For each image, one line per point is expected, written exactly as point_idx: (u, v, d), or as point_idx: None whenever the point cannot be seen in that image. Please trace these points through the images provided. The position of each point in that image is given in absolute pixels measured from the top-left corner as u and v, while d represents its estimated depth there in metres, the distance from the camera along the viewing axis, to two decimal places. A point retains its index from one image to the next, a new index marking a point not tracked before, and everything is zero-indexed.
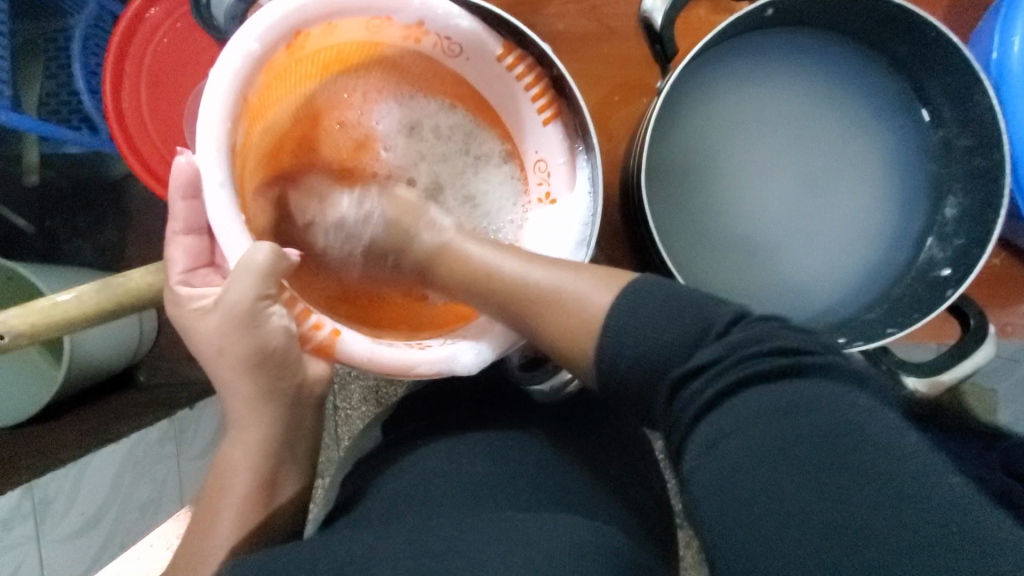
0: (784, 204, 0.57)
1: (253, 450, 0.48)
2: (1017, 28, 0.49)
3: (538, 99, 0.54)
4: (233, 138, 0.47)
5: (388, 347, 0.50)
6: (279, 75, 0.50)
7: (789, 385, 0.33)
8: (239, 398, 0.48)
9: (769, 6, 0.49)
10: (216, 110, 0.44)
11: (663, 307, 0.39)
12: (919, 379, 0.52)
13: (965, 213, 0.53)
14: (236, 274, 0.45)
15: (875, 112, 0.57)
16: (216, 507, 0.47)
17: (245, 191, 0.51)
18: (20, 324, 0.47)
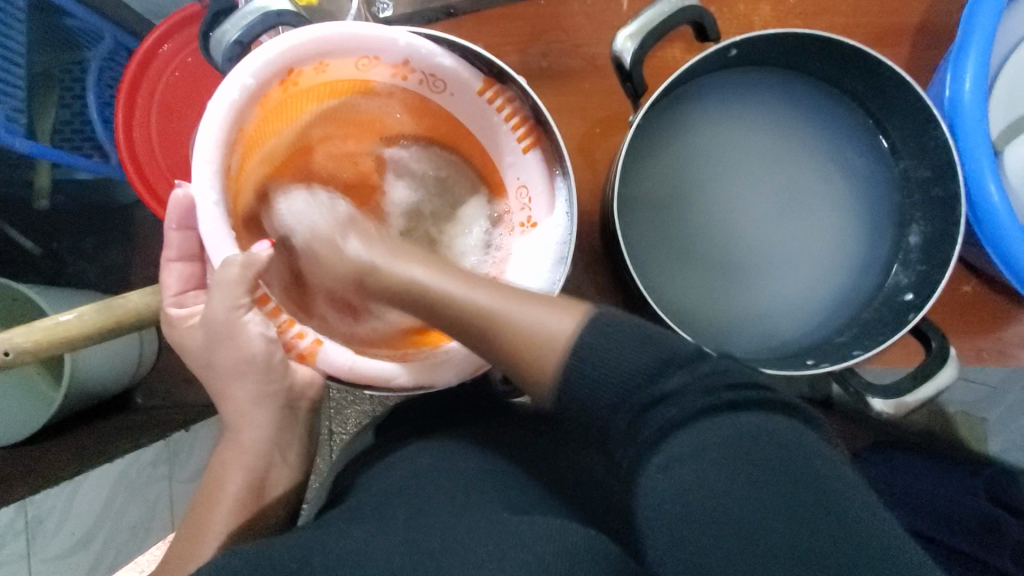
0: (761, 234, 0.55)
1: (246, 451, 0.46)
2: (966, 69, 0.46)
3: (518, 130, 0.49)
4: (233, 169, 0.44)
5: (370, 358, 0.47)
6: (274, 110, 0.46)
7: (730, 417, 0.33)
8: (233, 399, 0.47)
9: (734, 46, 0.48)
10: (210, 140, 0.41)
11: (633, 337, 0.37)
12: (885, 401, 0.47)
13: (927, 242, 0.51)
14: (213, 288, 0.43)
15: (850, 139, 0.55)
16: (208, 507, 0.45)
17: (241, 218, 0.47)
18: (25, 341, 0.43)
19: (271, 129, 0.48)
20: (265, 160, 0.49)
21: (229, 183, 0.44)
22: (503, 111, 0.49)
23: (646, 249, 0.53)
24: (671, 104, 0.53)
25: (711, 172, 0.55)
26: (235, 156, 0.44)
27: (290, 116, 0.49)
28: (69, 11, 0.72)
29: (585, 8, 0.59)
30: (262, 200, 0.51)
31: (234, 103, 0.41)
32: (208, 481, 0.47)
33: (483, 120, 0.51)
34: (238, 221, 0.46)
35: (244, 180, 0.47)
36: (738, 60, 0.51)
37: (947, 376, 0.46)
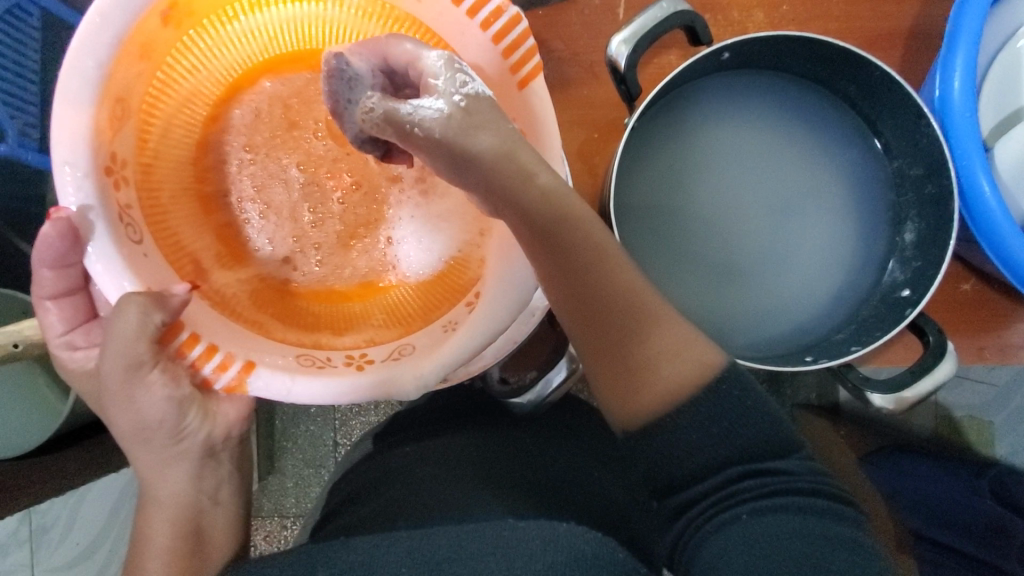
0: (754, 234, 0.56)
1: (166, 504, 0.47)
2: (956, 67, 0.47)
3: (503, 48, 0.42)
4: (128, 147, 0.42)
5: (311, 383, 0.41)
6: (167, 56, 0.44)
7: (812, 502, 0.39)
8: (145, 460, 0.46)
9: (724, 50, 0.49)
10: (80, 120, 0.38)
11: (735, 413, 0.40)
12: (883, 396, 0.48)
13: (921, 239, 0.51)
14: (112, 337, 0.40)
15: (841, 139, 0.56)
16: (140, 560, 0.46)
17: (158, 202, 0.45)
18: (34, 333, 0.50)
19: (178, 74, 0.45)
20: (193, 119, 0.48)
21: (130, 167, 0.43)
22: (491, 29, 0.42)
23: (644, 252, 0.54)
24: (665, 108, 0.54)
25: (706, 173, 0.55)
26: (123, 130, 0.42)
27: (201, 47, 0.46)
28: (85, 30, 0.75)
29: (582, 18, 0.61)
30: (206, 163, 0.49)
31: (104, 63, 0.39)
32: (136, 539, 0.47)
33: (463, 39, 0.43)
34: (156, 208, 0.45)
35: (161, 155, 0.46)
36: (731, 62, 0.52)
37: (944, 371, 0.47)
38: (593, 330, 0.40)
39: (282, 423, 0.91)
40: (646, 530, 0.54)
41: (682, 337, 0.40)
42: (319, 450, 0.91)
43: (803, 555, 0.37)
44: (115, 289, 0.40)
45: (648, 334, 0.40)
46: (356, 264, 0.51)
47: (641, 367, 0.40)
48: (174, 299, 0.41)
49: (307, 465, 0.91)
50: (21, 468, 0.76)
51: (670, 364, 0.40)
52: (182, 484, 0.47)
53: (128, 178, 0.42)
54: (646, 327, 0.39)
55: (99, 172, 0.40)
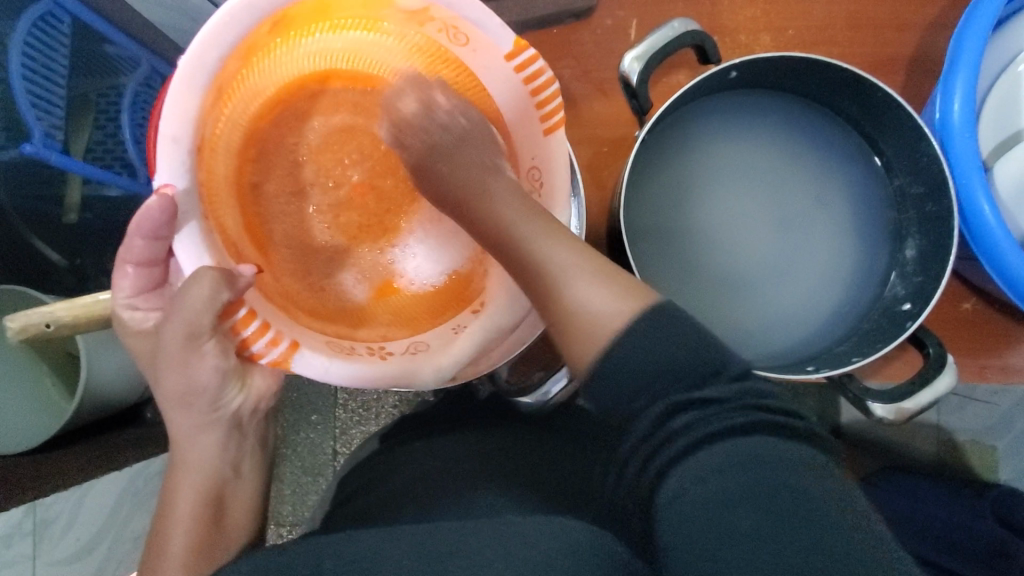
0: (760, 247, 0.57)
1: (190, 470, 0.49)
2: (955, 91, 0.49)
3: (547, 108, 0.46)
4: (207, 133, 0.45)
5: (346, 363, 0.46)
6: (262, 51, 0.45)
7: (768, 437, 0.35)
8: (181, 424, 0.49)
9: (732, 69, 0.52)
10: (178, 109, 0.41)
11: (667, 349, 0.38)
12: (884, 406, 0.49)
13: (922, 255, 0.53)
14: (179, 303, 0.43)
15: (845, 157, 0.57)
16: (162, 535, 0.48)
17: (215, 189, 0.47)
18: (66, 315, 0.52)
19: (260, 67, 0.47)
20: (249, 107, 0.48)
21: (203, 153, 0.45)
22: (534, 84, 0.46)
23: (651, 261, 0.55)
24: (674, 123, 0.56)
25: (713, 186, 0.57)
26: (210, 117, 0.44)
27: (284, 50, 0.47)
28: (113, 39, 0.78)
29: (595, 37, 0.63)
30: (253, 147, 0.49)
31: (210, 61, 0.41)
32: (160, 517, 0.49)
33: (497, 77, 0.48)
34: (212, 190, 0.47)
35: (225, 133, 0.47)
36: (738, 81, 0.55)
37: (944, 383, 0.48)
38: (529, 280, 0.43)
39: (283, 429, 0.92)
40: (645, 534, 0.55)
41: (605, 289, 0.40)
42: (318, 458, 0.92)
43: (762, 485, 0.32)
44: (194, 260, 0.45)
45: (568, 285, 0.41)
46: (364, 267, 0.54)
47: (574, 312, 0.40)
48: (242, 277, 0.45)
49: (305, 472, 0.92)
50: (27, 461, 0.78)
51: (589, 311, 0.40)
52: (208, 454, 0.50)
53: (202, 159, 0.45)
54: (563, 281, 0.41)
55: (189, 154, 0.43)
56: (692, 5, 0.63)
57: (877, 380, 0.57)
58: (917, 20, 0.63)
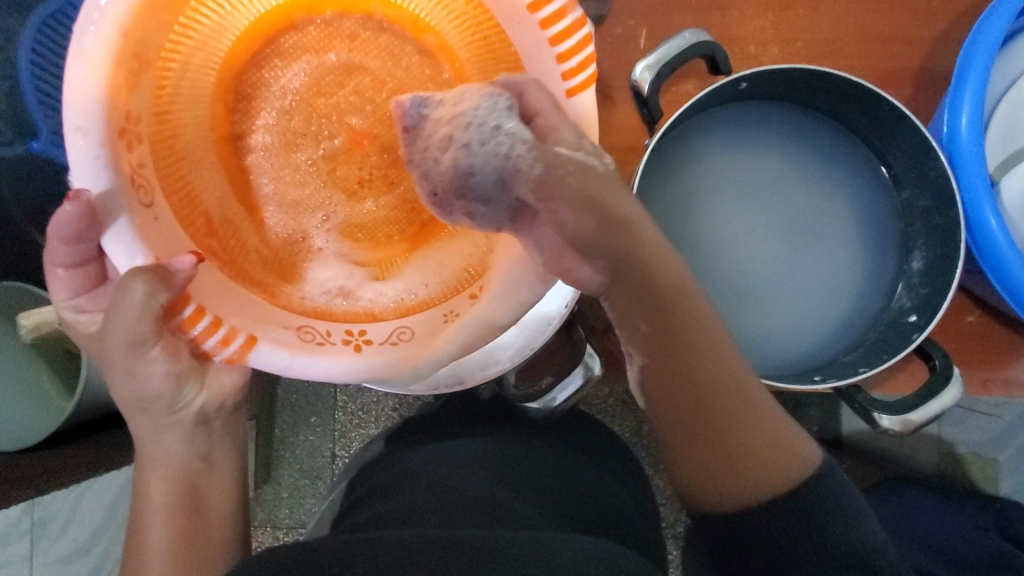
0: (767, 257, 0.57)
1: (161, 463, 0.49)
2: (964, 105, 0.49)
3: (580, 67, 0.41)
4: (147, 103, 0.42)
5: (312, 362, 0.40)
6: (189, 2, 0.42)
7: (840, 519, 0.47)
8: (143, 428, 0.48)
9: (743, 80, 0.52)
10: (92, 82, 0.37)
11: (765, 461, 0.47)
12: (890, 418, 0.49)
13: (929, 267, 0.53)
14: (114, 310, 0.41)
15: (852, 169, 0.58)
16: (145, 530, 0.48)
17: (178, 166, 0.44)
18: None
19: (198, 20, 0.44)
20: (210, 62, 0.46)
21: (145, 128, 0.41)
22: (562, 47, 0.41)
23: None
24: (684, 131, 0.56)
25: (721, 196, 0.58)
26: (143, 84, 0.41)
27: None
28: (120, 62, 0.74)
29: (606, 45, 0.64)
30: (231, 106, 0.48)
31: (117, 18, 0.38)
32: (139, 515, 0.48)
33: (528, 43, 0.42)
34: (172, 165, 0.44)
35: (178, 102, 0.45)
36: (747, 92, 0.55)
37: (950, 396, 0.48)
38: (697, 424, 0.46)
39: (281, 432, 0.92)
40: (649, 539, 0.55)
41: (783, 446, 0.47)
42: (317, 461, 0.91)
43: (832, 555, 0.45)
44: (126, 260, 0.39)
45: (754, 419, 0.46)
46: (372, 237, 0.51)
47: (767, 449, 0.47)
48: (179, 275, 0.40)
49: (303, 475, 0.92)
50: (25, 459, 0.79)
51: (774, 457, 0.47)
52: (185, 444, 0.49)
53: (146, 131, 0.41)
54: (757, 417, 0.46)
55: (113, 134, 0.38)
56: (703, 16, 0.64)
57: (888, 395, 0.57)
58: (925, 34, 0.63)
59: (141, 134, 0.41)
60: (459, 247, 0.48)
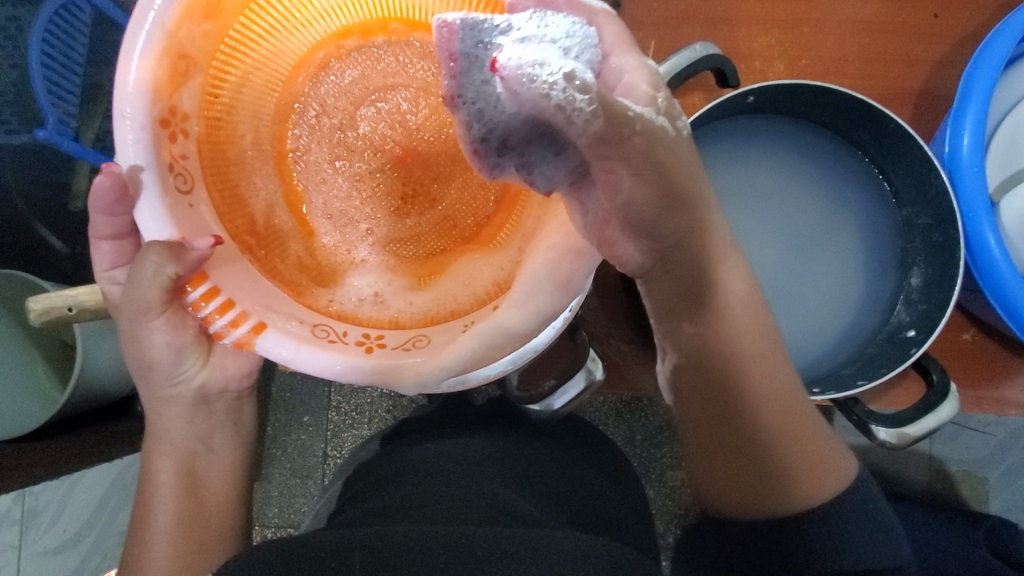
0: (768, 270, 0.58)
1: (167, 443, 0.49)
2: (966, 125, 0.50)
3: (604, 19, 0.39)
4: (199, 104, 0.40)
5: (318, 355, 0.38)
6: (240, 19, 0.41)
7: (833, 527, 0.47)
8: (154, 403, 0.48)
9: (750, 93, 0.53)
10: (139, 71, 0.37)
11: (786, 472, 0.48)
12: (887, 430, 0.50)
13: (928, 283, 0.54)
14: (135, 280, 0.41)
15: (853, 186, 0.59)
16: (149, 508, 0.48)
17: (219, 169, 0.42)
18: (86, 300, 0.54)
19: (254, 41, 0.42)
20: (268, 83, 0.45)
21: (196, 128, 0.40)
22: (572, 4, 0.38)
23: None
24: (690, 142, 0.56)
25: (725, 206, 0.58)
26: (195, 85, 0.40)
27: (280, 9, 0.42)
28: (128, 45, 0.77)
29: None
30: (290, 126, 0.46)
31: (163, 21, 0.37)
32: (145, 496, 0.49)
33: None
34: (220, 167, 0.42)
35: (232, 113, 0.43)
36: (754, 105, 0.56)
37: (947, 410, 0.49)
38: (713, 437, 0.48)
39: (274, 429, 0.91)
40: (642, 537, 0.57)
41: (808, 474, 0.47)
42: (309, 460, 0.91)
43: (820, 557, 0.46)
44: (153, 232, 0.38)
45: (772, 444, 0.47)
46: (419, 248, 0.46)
47: (781, 475, 0.47)
48: (193, 252, 0.39)
49: (294, 474, 0.91)
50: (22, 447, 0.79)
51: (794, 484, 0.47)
52: (187, 425, 0.49)
53: (196, 130, 0.40)
54: (776, 446, 0.47)
55: (152, 122, 0.37)
56: (711, 31, 0.65)
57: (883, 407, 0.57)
58: (927, 56, 0.65)
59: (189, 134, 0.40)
60: (496, 259, 0.43)
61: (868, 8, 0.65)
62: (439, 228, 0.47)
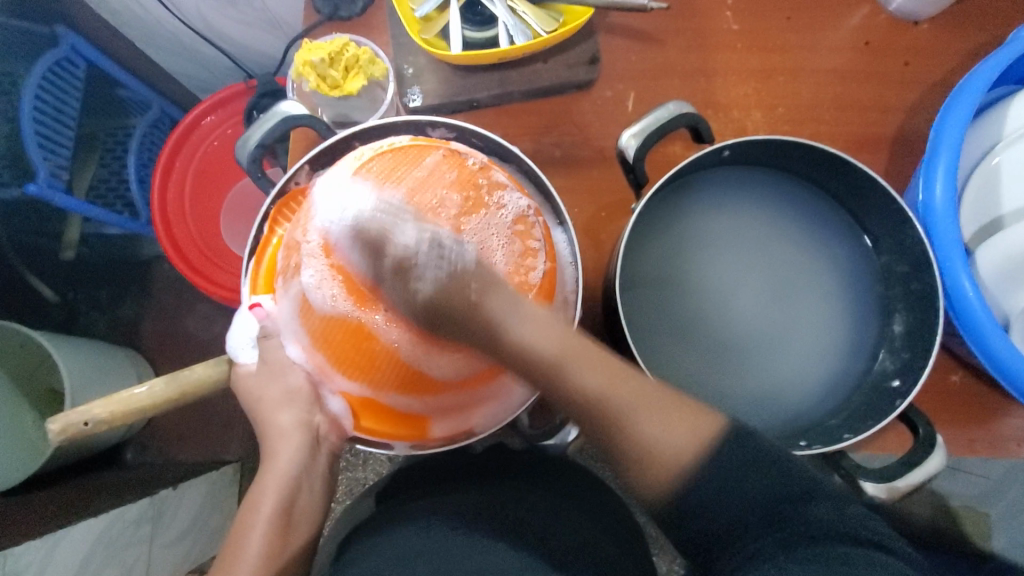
0: (755, 319, 0.58)
1: (277, 473, 0.51)
2: (937, 179, 0.52)
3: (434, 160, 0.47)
4: (312, 339, 0.46)
5: (338, 407, 0.49)
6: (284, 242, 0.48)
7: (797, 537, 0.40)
8: (275, 426, 0.51)
9: (726, 148, 0.54)
10: (275, 341, 0.49)
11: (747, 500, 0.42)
12: (876, 485, 0.49)
13: (910, 331, 0.54)
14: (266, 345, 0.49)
15: (833, 234, 0.59)
16: (229, 556, 0.49)
17: (322, 329, 0.46)
18: (102, 412, 0.47)
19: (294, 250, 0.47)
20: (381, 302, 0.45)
21: (319, 352, 0.47)
22: (462, 163, 0.48)
23: (648, 329, 0.56)
24: (669, 196, 0.58)
25: (710, 257, 0.59)
26: (301, 323, 0.47)
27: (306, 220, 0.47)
28: (181, 117, 0.91)
29: (594, 107, 0.67)
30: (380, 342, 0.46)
31: (255, 276, 0.51)
32: (230, 534, 0.50)
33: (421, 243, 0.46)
34: (362, 365, 0.46)
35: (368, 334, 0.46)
36: (729, 159, 0.57)
37: (935, 464, 0.49)
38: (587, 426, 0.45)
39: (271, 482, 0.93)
40: None
41: (668, 424, 0.43)
42: None
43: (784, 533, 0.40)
44: (244, 340, 0.50)
45: (630, 429, 0.43)
46: (437, 363, 0.45)
47: (632, 454, 0.43)
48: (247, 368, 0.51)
49: None
50: (12, 502, 0.81)
51: (660, 449, 0.43)
52: (288, 468, 0.51)
53: (321, 348, 0.46)
54: (624, 420, 0.44)
55: (252, 316, 0.50)
56: (688, 82, 0.67)
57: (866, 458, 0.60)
58: (899, 103, 0.66)
59: (319, 348, 0.46)
60: (407, 390, 0.46)
61: (841, 58, 0.67)
62: (416, 363, 0.45)
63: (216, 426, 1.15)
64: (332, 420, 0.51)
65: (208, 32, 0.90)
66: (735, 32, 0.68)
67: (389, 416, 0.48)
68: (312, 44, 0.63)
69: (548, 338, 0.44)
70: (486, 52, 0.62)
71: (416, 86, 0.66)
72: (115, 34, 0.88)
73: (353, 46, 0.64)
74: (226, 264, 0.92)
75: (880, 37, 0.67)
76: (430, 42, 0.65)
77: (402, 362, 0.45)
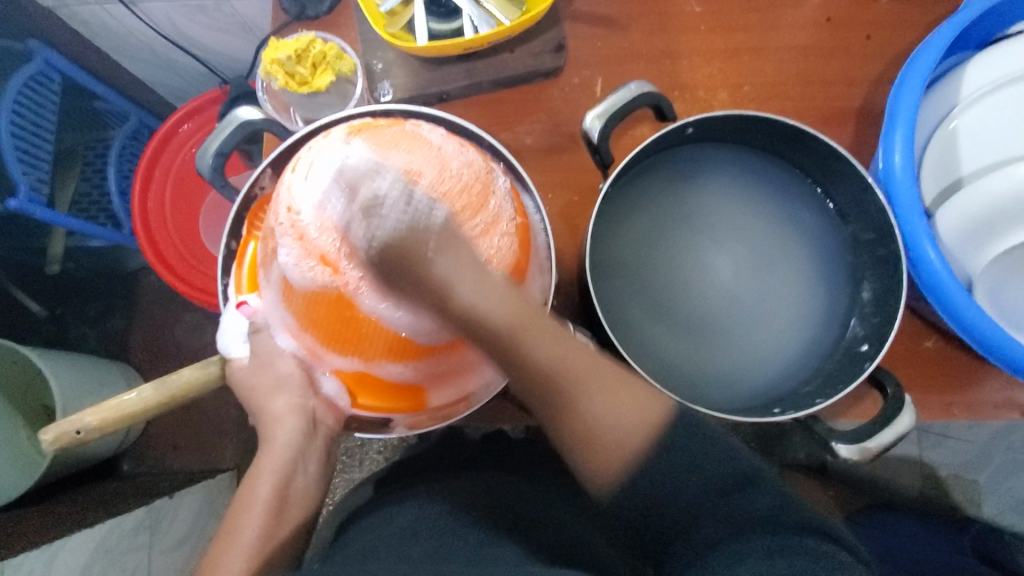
0: (727, 292, 0.59)
1: (274, 459, 0.51)
2: (896, 145, 0.53)
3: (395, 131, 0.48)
4: (298, 322, 0.47)
5: (334, 385, 0.50)
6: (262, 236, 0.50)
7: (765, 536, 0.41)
8: (269, 413, 0.51)
9: (689, 124, 0.55)
10: (264, 334, 0.50)
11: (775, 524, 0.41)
12: (848, 447, 0.51)
13: (878, 297, 0.56)
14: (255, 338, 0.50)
15: (801, 205, 0.60)
16: (227, 542, 0.49)
17: (304, 309, 0.46)
18: (94, 420, 0.47)
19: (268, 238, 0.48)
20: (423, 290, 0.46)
21: (307, 333, 0.47)
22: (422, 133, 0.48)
23: (623, 307, 0.57)
24: (637, 175, 0.59)
25: (680, 233, 0.60)
26: (286, 310, 0.47)
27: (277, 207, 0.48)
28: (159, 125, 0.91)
29: (563, 94, 0.67)
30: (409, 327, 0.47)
31: (240, 277, 0.52)
32: (227, 522, 0.50)
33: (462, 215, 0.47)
34: (349, 340, 0.46)
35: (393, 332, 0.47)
36: (694, 137, 0.58)
37: (905, 422, 0.50)
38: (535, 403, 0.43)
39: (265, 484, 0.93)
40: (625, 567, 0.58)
41: (623, 403, 0.42)
42: None
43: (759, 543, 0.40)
44: (231, 336, 0.51)
45: (582, 399, 0.42)
46: (419, 333, 0.45)
47: (583, 435, 0.42)
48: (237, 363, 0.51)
49: None
50: (8, 514, 0.82)
51: (615, 431, 0.42)
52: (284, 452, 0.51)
53: (309, 332, 0.47)
54: (573, 393, 0.42)
55: (241, 313, 0.51)
56: (654, 65, 0.68)
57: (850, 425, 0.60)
58: (863, 76, 0.67)
59: (306, 329, 0.47)
60: (398, 362, 0.47)
61: (803, 35, 0.68)
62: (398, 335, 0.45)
63: (210, 434, 1.15)
64: (328, 404, 0.52)
65: (181, 39, 0.90)
66: (699, 13, 0.69)
67: (384, 389, 0.49)
68: (279, 43, 0.64)
69: (567, 354, 0.42)
70: (452, 43, 0.62)
71: (385, 81, 0.66)
72: (89, 46, 0.89)
73: (320, 43, 0.64)
74: (210, 268, 0.93)
75: (841, 12, 0.68)
76: (396, 36, 0.65)
77: (383, 335, 0.45)
